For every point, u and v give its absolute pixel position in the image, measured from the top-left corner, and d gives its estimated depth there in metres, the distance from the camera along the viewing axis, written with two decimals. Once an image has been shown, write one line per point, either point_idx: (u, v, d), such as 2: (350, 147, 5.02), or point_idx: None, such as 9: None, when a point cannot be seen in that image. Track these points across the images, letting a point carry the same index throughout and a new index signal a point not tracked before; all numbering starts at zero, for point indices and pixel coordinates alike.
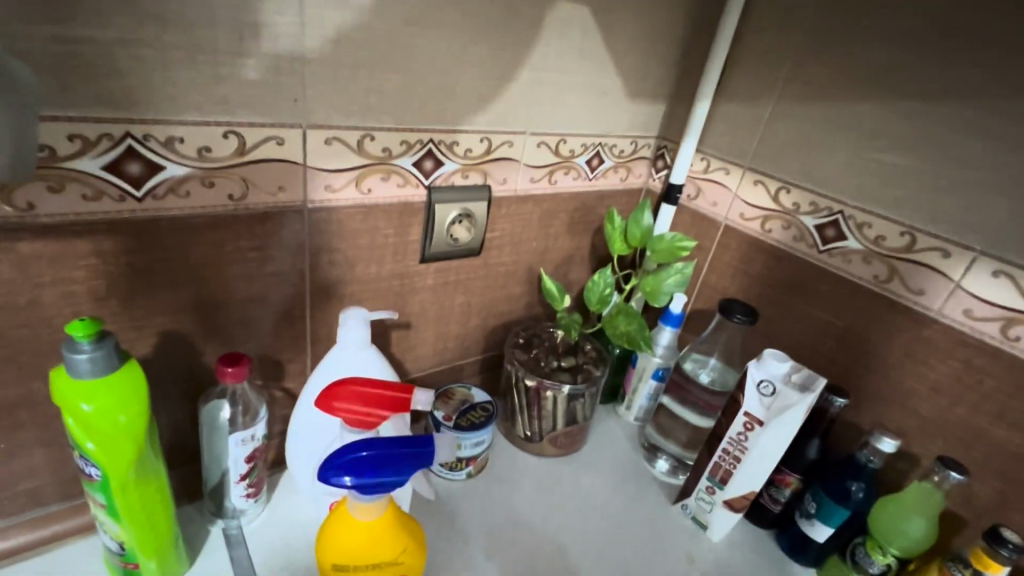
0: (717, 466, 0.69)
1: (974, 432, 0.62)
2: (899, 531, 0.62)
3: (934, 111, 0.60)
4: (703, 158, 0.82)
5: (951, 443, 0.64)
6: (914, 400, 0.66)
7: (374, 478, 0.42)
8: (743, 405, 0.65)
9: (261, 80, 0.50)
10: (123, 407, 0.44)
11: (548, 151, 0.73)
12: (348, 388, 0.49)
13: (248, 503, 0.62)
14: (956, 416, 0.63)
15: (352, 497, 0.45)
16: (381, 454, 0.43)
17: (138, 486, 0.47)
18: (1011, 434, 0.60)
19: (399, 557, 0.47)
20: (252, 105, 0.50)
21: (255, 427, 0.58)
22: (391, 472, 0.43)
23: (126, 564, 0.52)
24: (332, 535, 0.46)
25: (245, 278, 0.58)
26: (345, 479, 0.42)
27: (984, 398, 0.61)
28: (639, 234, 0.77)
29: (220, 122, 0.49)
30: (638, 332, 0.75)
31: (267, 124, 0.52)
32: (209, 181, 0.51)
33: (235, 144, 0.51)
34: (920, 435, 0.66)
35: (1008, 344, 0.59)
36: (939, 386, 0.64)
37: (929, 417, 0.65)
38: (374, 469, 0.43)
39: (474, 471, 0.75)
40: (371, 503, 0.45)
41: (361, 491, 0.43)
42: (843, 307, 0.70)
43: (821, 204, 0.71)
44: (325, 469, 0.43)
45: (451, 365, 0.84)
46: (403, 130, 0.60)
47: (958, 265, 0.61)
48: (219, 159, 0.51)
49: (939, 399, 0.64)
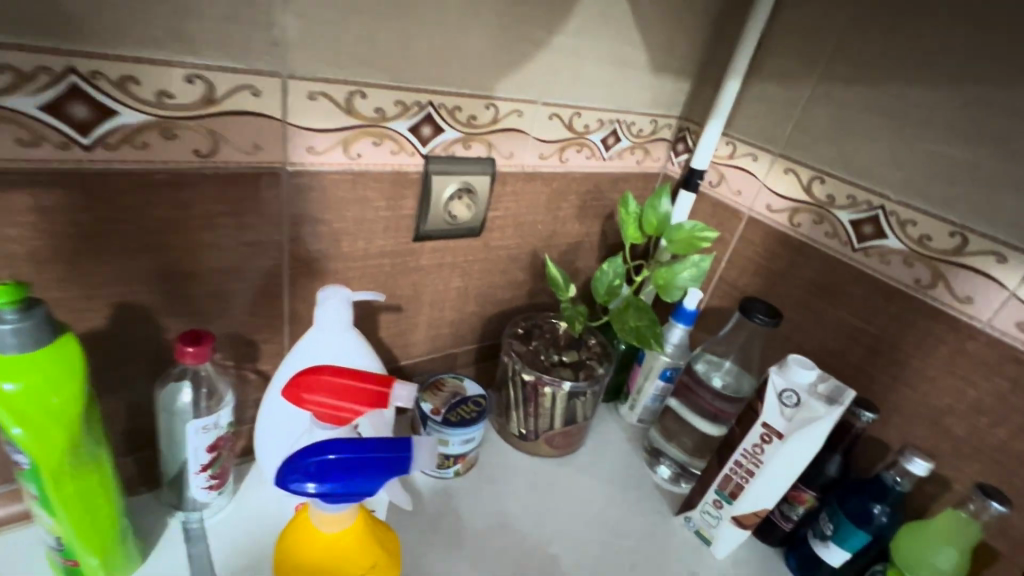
0: (727, 479, 0.63)
1: (1018, 459, 0.56)
2: (925, 562, 0.56)
3: (999, 96, 0.53)
4: (729, 142, 0.75)
5: (989, 469, 0.58)
6: (951, 419, 0.60)
7: (342, 485, 0.36)
8: (761, 415, 0.59)
9: (234, 18, 0.43)
10: (54, 387, 0.38)
11: (560, 125, 0.67)
12: (316, 377, 0.43)
13: (211, 496, 0.56)
14: (998, 439, 0.57)
15: (317, 505, 0.39)
16: (352, 458, 0.38)
17: (74, 475, 0.41)
18: None
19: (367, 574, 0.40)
20: (224, 46, 0.43)
21: (219, 414, 0.52)
22: (362, 479, 0.37)
23: (66, 562, 0.46)
24: (293, 544, 0.40)
25: (215, 246, 0.51)
26: (308, 486, 0.36)
27: None
28: (656, 222, 0.70)
29: (185, 64, 0.43)
30: (649, 328, 0.68)
31: (240, 70, 0.45)
32: (170, 133, 0.44)
33: (202, 91, 0.44)
34: (955, 457, 0.60)
35: None
36: (981, 405, 0.58)
37: (966, 437, 0.59)
38: (342, 475, 0.37)
39: (462, 470, 0.69)
40: (339, 514, 0.39)
41: (327, 500, 0.37)
42: (876, 313, 0.64)
43: (859, 198, 0.64)
44: (284, 473, 0.37)
45: (443, 353, 0.78)
46: (399, 89, 0.53)
47: (1014, 272, 0.54)
48: (182, 107, 0.44)
49: (980, 420, 0.58)
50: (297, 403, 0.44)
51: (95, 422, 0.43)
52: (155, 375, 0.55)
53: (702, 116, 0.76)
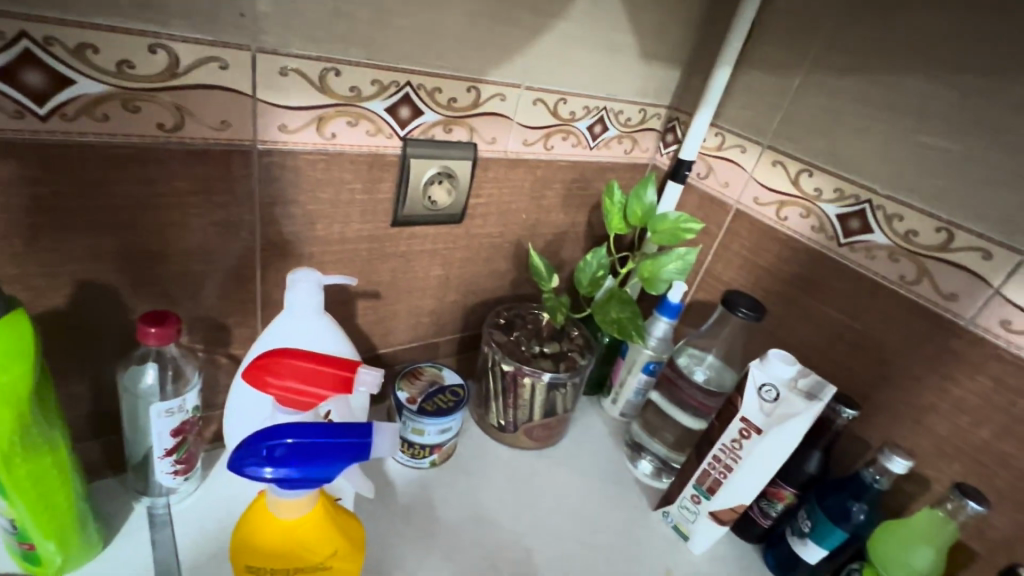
0: (705, 474, 0.62)
1: (998, 459, 0.55)
2: (903, 563, 0.56)
3: (989, 90, 0.52)
4: (717, 133, 0.74)
5: (970, 469, 0.57)
6: (932, 418, 0.59)
7: (300, 471, 0.35)
8: (741, 410, 0.58)
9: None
10: (2, 365, 0.37)
11: (544, 111, 0.65)
12: (279, 360, 0.42)
13: (177, 481, 0.55)
14: (979, 439, 0.56)
15: (274, 491, 0.38)
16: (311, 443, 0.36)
17: (25, 457, 0.40)
18: None
19: (327, 561, 0.40)
20: (189, 16, 0.42)
21: (184, 397, 0.51)
22: (322, 465, 0.36)
23: (22, 546, 0.45)
24: (247, 535, 0.39)
25: (182, 225, 0.50)
26: (265, 470, 0.35)
27: (1013, 422, 0.54)
28: (641, 212, 0.69)
29: (147, 33, 0.41)
30: (631, 320, 0.67)
31: (206, 41, 0.43)
32: (132, 106, 0.43)
33: (167, 63, 0.43)
34: (935, 456, 0.60)
35: None
36: (964, 404, 0.57)
37: (947, 437, 0.58)
38: (302, 460, 0.36)
39: (439, 460, 0.68)
40: (295, 500, 0.38)
41: (284, 485, 0.36)
42: (861, 309, 0.63)
43: (847, 191, 0.63)
44: (238, 457, 0.36)
45: (424, 342, 0.76)
46: (377, 68, 0.52)
47: (1000, 269, 0.53)
48: (145, 78, 0.42)
49: (961, 419, 0.57)
50: (261, 387, 0.43)
51: (48, 403, 0.42)
52: (121, 357, 0.53)
53: (692, 105, 0.75)
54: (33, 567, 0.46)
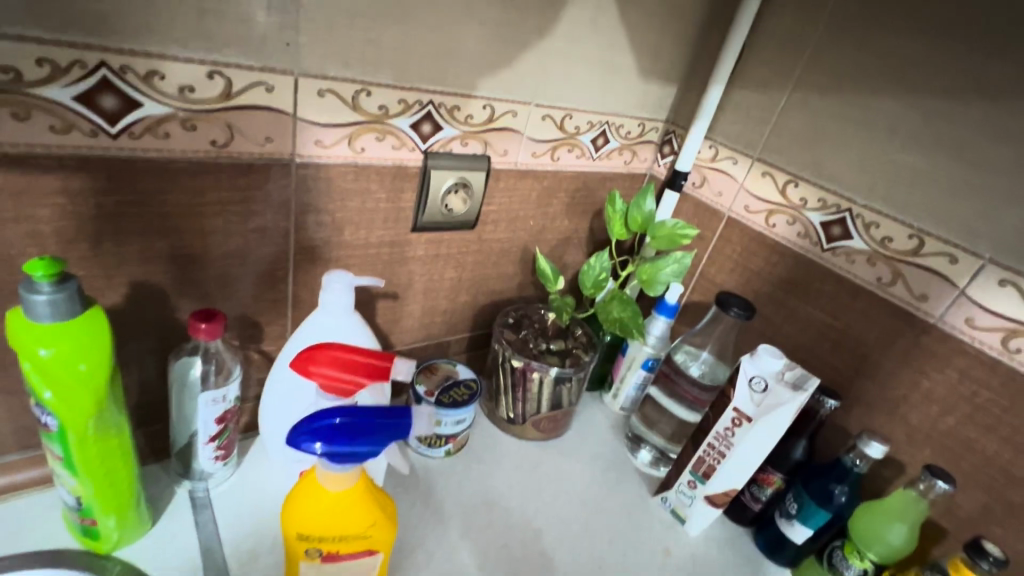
0: (700, 460, 0.67)
1: (964, 444, 0.61)
2: (880, 538, 0.62)
3: (953, 110, 0.58)
4: (711, 146, 0.80)
5: (940, 454, 0.63)
6: (906, 407, 0.65)
7: (348, 447, 0.40)
8: (733, 400, 0.63)
9: (251, 18, 0.46)
10: (84, 355, 0.42)
11: (551, 125, 0.70)
12: (325, 352, 0.47)
13: (217, 467, 0.60)
14: (947, 427, 0.62)
15: (322, 466, 0.43)
16: (356, 423, 0.42)
17: (97, 439, 0.45)
18: (1001, 448, 0.59)
19: (368, 531, 0.45)
20: (241, 46, 0.47)
21: (227, 388, 0.56)
22: (364, 443, 0.41)
23: (84, 521, 0.50)
24: (298, 504, 0.44)
25: (226, 231, 0.55)
26: (315, 445, 0.40)
27: (977, 410, 0.60)
28: (640, 219, 0.74)
29: (204, 60, 0.46)
30: (632, 320, 0.73)
31: (255, 67, 0.48)
32: (190, 125, 0.48)
33: (221, 86, 0.48)
34: (909, 443, 0.65)
35: (1008, 356, 0.57)
36: (934, 395, 0.63)
37: (919, 425, 0.64)
38: (348, 438, 0.41)
39: (453, 450, 0.73)
40: (342, 474, 0.43)
41: (331, 459, 0.41)
42: (842, 309, 0.69)
43: (829, 201, 0.68)
44: (294, 433, 0.41)
45: (437, 340, 0.81)
46: (402, 88, 0.57)
47: (965, 271, 0.59)
48: (202, 101, 0.48)
49: (931, 408, 0.63)
50: (304, 374, 0.48)
51: (118, 391, 0.47)
52: (166, 351, 0.58)
53: (687, 119, 0.81)
54: (91, 541, 0.51)
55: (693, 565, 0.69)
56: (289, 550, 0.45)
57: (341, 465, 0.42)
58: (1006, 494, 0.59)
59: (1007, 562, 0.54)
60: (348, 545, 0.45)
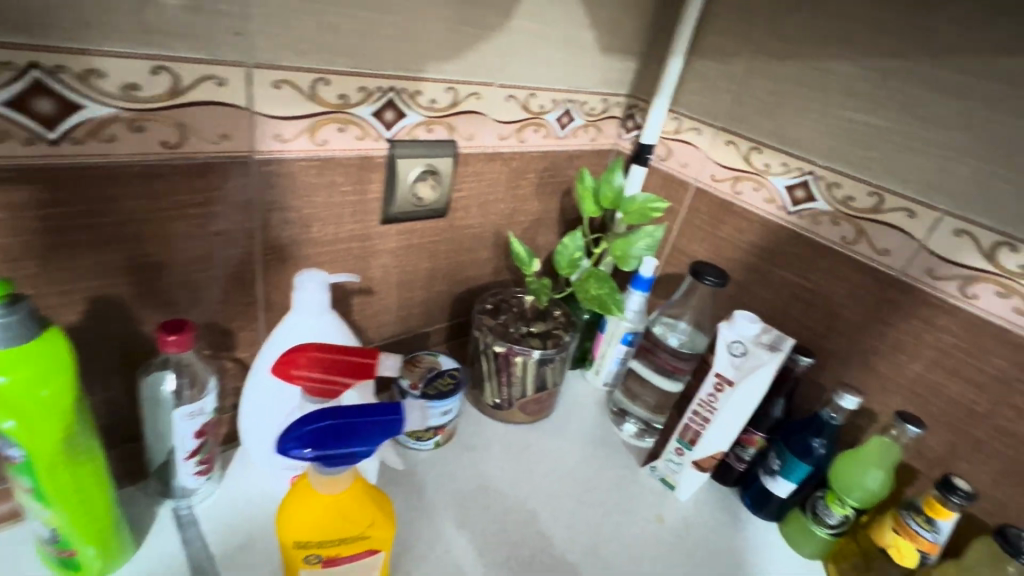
0: (686, 428, 0.69)
1: (930, 388, 0.64)
2: (858, 484, 0.65)
3: (905, 68, 0.60)
4: (675, 117, 0.80)
5: (908, 400, 0.66)
6: (875, 358, 0.68)
7: (339, 449, 0.40)
8: (714, 366, 0.65)
9: (196, 7, 0.44)
10: (45, 380, 0.39)
11: (516, 106, 0.69)
12: (310, 354, 0.48)
13: (198, 482, 0.58)
14: (914, 373, 0.65)
15: (314, 470, 0.42)
16: (346, 423, 0.41)
17: (69, 465, 0.43)
18: (965, 389, 0.62)
19: (368, 532, 0.45)
20: (188, 38, 0.44)
21: (203, 400, 0.54)
22: (357, 443, 0.41)
23: (61, 553, 0.47)
24: (293, 510, 0.43)
25: (186, 237, 0.52)
26: (307, 450, 0.40)
27: (941, 355, 0.63)
28: (611, 196, 0.74)
29: (149, 56, 0.43)
30: (610, 297, 0.73)
31: (205, 60, 0.46)
32: (138, 126, 0.45)
33: (169, 83, 0.45)
34: (880, 392, 0.68)
35: (967, 302, 0.60)
36: (900, 345, 0.66)
37: (888, 374, 0.67)
38: (340, 440, 0.41)
39: (442, 441, 0.73)
40: (334, 477, 0.42)
41: (324, 462, 0.41)
42: (810, 269, 0.71)
43: (793, 165, 0.70)
44: (283, 440, 0.40)
45: (415, 332, 0.80)
46: (361, 75, 0.55)
47: (922, 225, 0.62)
48: (148, 99, 0.45)
49: (899, 356, 0.66)
50: (288, 379, 0.48)
51: (86, 413, 0.44)
52: (133, 368, 0.55)
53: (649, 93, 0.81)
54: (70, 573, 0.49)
55: (685, 528, 0.71)
56: (287, 558, 0.45)
57: (333, 467, 0.42)
58: (970, 431, 0.63)
59: (974, 496, 0.58)
60: (346, 548, 0.45)
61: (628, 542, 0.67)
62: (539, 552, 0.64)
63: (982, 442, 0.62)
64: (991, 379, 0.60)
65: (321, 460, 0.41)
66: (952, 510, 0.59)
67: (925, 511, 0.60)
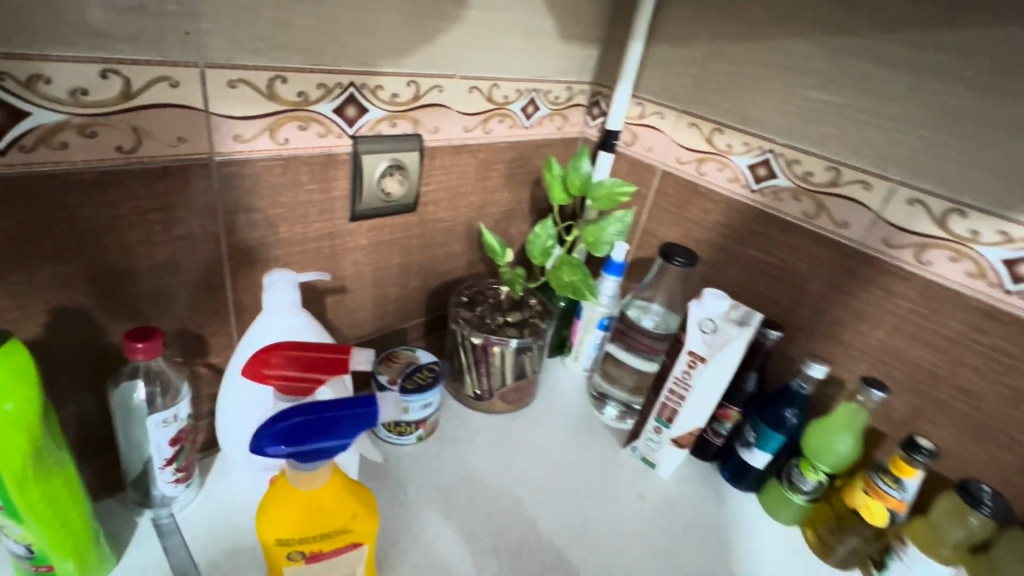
0: (663, 407, 0.70)
1: (894, 355, 0.67)
2: (829, 450, 0.66)
3: (853, 44, 0.62)
4: (638, 103, 0.81)
5: (873, 367, 0.69)
6: (840, 328, 0.70)
7: (314, 444, 0.40)
8: (686, 344, 0.66)
9: (142, 8, 0.43)
10: (8, 395, 0.38)
11: (481, 96, 0.70)
12: (278, 353, 0.50)
13: (179, 490, 0.58)
14: (878, 341, 0.67)
15: (289, 468, 0.42)
16: (318, 419, 0.42)
17: (39, 480, 0.42)
18: (926, 352, 0.65)
19: (350, 524, 0.45)
20: (135, 39, 0.43)
21: (177, 406, 0.54)
22: (332, 438, 0.41)
23: (37, 569, 0.46)
24: (272, 509, 0.43)
25: (149, 243, 0.51)
26: (281, 447, 0.40)
27: (902, 321, 0.65)
28: (579, 181, 0.75)
29: (95, 58, 0.42)
30: (582, 282, 0.74)
31: (154, 61, 0.45)
32: (89, 131, 0.44)
33: (118, 86, 0.44)
34: (846, 360, 0.71)
35: (923, 269, 0.63)
36: (863, 313, 0.68)
37: (853, 343, 0.69)
38: (315, 435, 0.41)
39: (424, 434, 0.73)
40: (311, 473, 0.42)
41: (299, 459, 0.41)
42: (775, 245, 0.73)
43: (754, 144, 0.72)
44: (258, 440, 0.41)
45: (392, 330, 0.80)
46: (317, 70, 0.54)
47: (878, 196, 0.64)
48: (97, 103, 0.44)
49: (862, 325, 0.68)
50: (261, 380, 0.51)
51: (51, 426, 0.44)
52: (103, 379, 0.54)
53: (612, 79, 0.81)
54: None
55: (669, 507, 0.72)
56: (270, 557, 0.45)
57: (313, 465, 0.42)
58: (934, 393, 0.65)
59: (937, 452, 0.60)
60: (329, 542, 0.45)
61: (612, 521, 0.69)
62: (526, 537, 0.65)
63: (943, 402, 0.65)
64: (948, 341, 0.63)
65: (297, 458, 0.41)
66: (916, 468, 0.61)
67: (892, 471, 0.62)
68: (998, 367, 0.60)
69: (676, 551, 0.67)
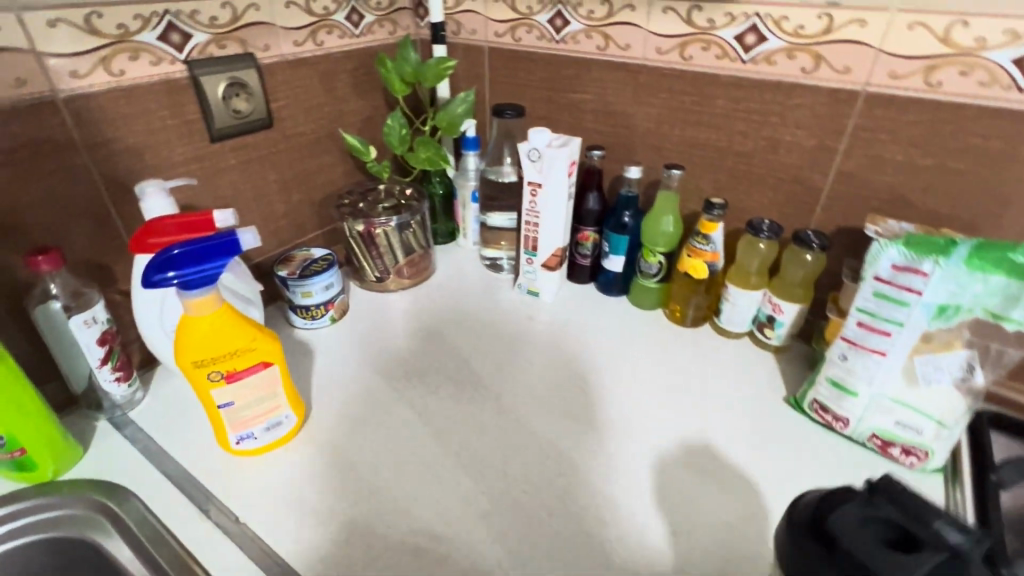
0: (857, 339, 0.61)
1: (885, 184, 0.68)
2: (805, 297, 0.75)
3: None
4: (604, 2, 0.78)
5: (879, 205, 0.69)
6: (829, 169, 0.71)
7: (197, 268, 0.50)
8: (872, 271, 0.59)
9: None
10: None
11: (505, 7, 0.86)
12: (160, 224, 0.56)
13: (121, 389, 0.67)
14: (866, 177, 0.69)
15: (184, 298, 0.52)
16: (194, 251, 0.51)
17: None
18: (916, 166, 0.65)
19: (253, 343, 0.56)
20: None
21: (94, 309, 0.62)
22: (209, 263, 0.51)
23: (12, 455, 0.56)
24: (183, 341, 0.53)
25: (27, 179, 0.60)
26: (169, 274, 0.49)
27: (888, 147, 0.66)
28: (411, 70, 0.86)
29: None
30: (437, 154, 0.88)
31: None
32: None
33: None
34: (846, 201, 0.71)
35: (894, 85, 0.63)
36: (864, 153, 0.68)
37: (845, 180, 0.70)
38: (192, 262, 0.50)
39: (336, 315, 0.85)
40: (205, 299, 0.53)
41: (187, 285, 0.51)
42: (761, 106, 0.72)
43: (736, 13, 0.69)
44: (146, 275, 0.49)
45: (415, 251, 0.92)
46: (133, 3, 0.63)
47: (845, 24, 0.63)
48: None
49: (852, 160, 0.69)
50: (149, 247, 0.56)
51: None
52: (72, 299, 0.62)
53: None
54: (28, 473, 0.59)
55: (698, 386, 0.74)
56: (195, 383, 0.56)
57: (190, 291, 0.52)
58: (927, 210, 0.67)
59: None
60: (240, 361, 0.56)
61: (645, 417, 0.69)
62: (556, 440, 0.66)
63: (954, 220, 0.65)
64: (951, 156, 0.63)
65: (180, 285, 0.51)
66: None
67: None
68: (999, 166, 0.61)
69: (711, 433, 0.67)
